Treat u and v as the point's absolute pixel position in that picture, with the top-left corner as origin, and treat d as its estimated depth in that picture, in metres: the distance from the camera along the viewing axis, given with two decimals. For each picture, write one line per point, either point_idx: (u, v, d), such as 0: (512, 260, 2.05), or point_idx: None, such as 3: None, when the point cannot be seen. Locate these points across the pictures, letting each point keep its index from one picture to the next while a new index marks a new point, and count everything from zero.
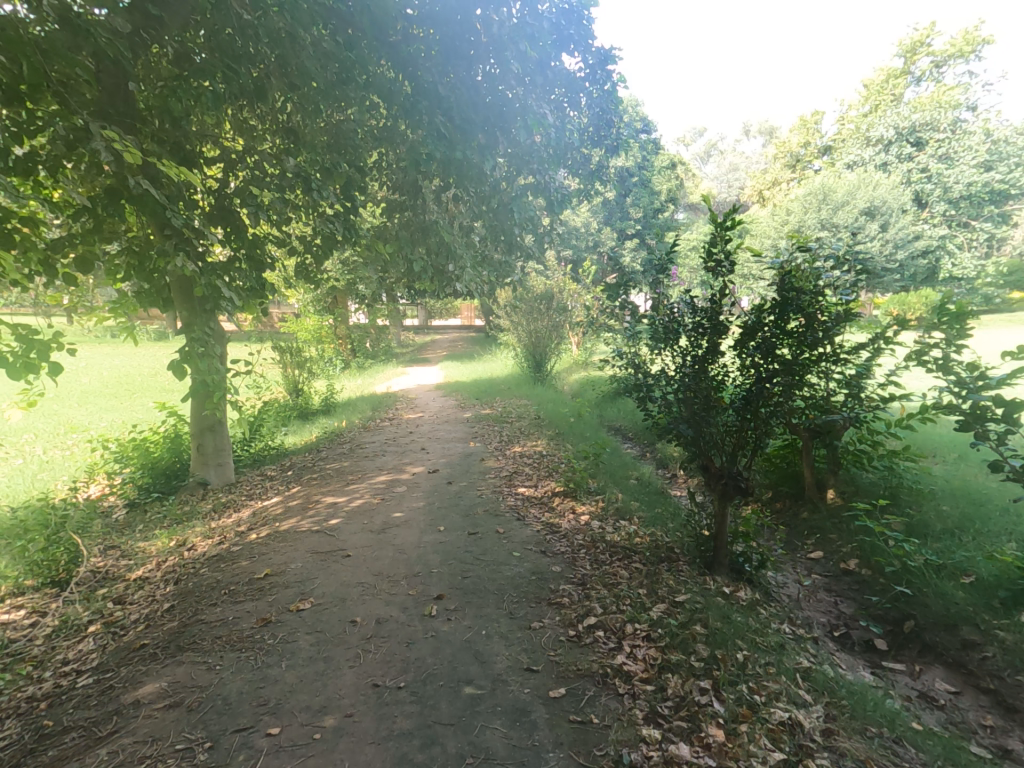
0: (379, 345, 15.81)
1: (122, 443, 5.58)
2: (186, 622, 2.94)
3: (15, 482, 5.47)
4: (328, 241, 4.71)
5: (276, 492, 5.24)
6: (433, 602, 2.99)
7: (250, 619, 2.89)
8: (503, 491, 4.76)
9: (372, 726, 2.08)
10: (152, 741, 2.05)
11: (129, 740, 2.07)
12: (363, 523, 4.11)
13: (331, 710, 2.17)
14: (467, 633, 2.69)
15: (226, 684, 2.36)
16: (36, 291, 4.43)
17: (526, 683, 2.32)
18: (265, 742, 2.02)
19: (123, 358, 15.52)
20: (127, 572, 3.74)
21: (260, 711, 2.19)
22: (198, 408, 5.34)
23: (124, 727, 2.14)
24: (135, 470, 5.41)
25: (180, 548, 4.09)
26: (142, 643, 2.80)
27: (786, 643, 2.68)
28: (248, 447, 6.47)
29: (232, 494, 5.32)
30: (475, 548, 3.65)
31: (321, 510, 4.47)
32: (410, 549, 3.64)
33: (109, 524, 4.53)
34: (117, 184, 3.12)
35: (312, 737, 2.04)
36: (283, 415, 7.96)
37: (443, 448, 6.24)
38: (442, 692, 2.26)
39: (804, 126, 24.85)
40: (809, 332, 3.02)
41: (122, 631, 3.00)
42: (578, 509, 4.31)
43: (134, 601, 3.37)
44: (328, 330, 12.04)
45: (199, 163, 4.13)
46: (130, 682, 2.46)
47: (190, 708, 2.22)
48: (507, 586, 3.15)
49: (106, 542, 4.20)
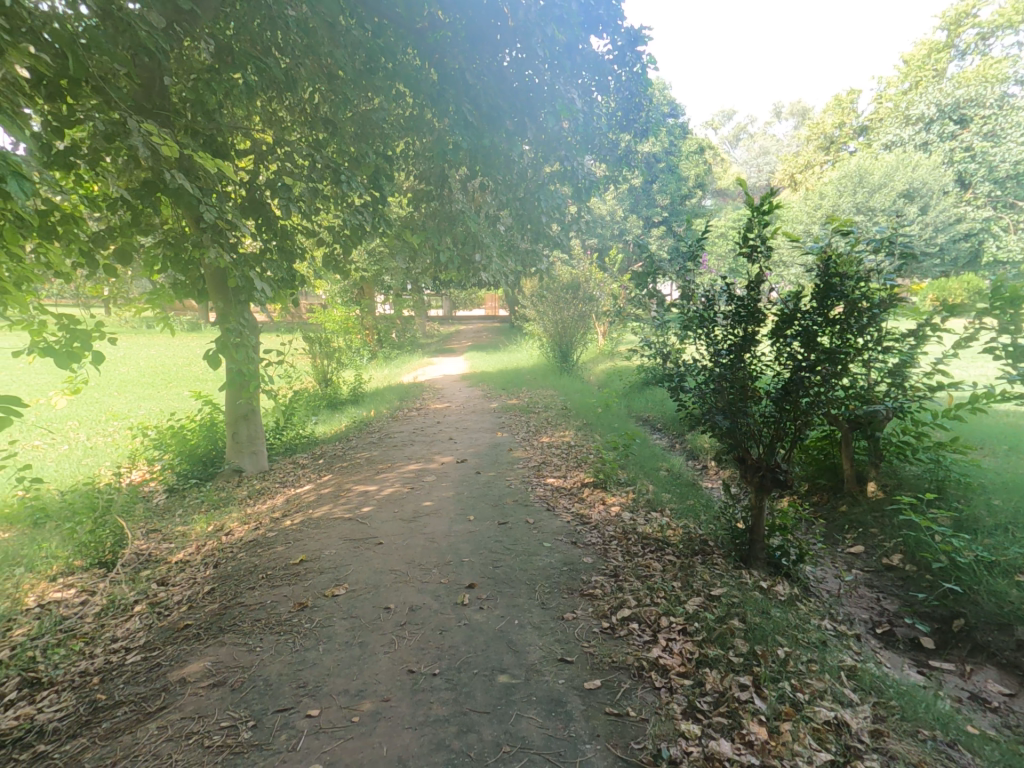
0: (405, 335, 15.96)
1: (161, 431, 5.74)
2: (226, 604, 3.03)
3: (63, 468, 5.69)
4: (358, 231, 4.74)
5: (308, 480, 5.34)
6: (465, 591, 3.01)
7: (287, 603, 2.96)
8: (532, 481, 4.75)
9: (408, 711, 2.10)
10: (198, 718, 2.11)
11: (177, 716, 2.13)
12: (394, 511, 4.17)
13: (368, 695, 2.20)
14: (500, 622, 2.70)
15: (266, 666, 2.42)
16: (79, 283, 4.58)
17: (560, 674, 2.31)
18: (305, 722, 2.06)
19: (161, 349, 16.07)
20: (169, 555, 3.86)
21: (300, 693, 2.24)
22: (233, 396, 5.45)
23: (172, 703, 2.22)
24: (175, 456, 5.57)
25: (219, 533, 4.21)
26: (186, 623, 2.89)
27: (828, 640, 2.61)
28: (280, 435, 6.60)
29: (266, 481, 5.45)
30: (505, 537, 3.67)
31: (352, 498, 4.53)
32: (440, 538, 3.66)
33: (150, 509, 4.69)
34: (154, 177, 3.18)
35: (351, 720, 2.07)
36: (313, 404, 8.10)
37: (471, 438, 6.26)
38: (476, 680, 2.27)
39: (840, 106, 23.77)
40: (853, 321, 2.89)
41: (166, 612, 3.10)
42: (608, 500, 4.28)
43: (177, 583, 3.48)
44: (355, 322, 12.20)
45: (232, 154, 4.18)
46: (177, 660, 2.55)
47: (233, 687, 2.27)
48: (538, 577, 3.14)
49: (149, 526, 4.34)
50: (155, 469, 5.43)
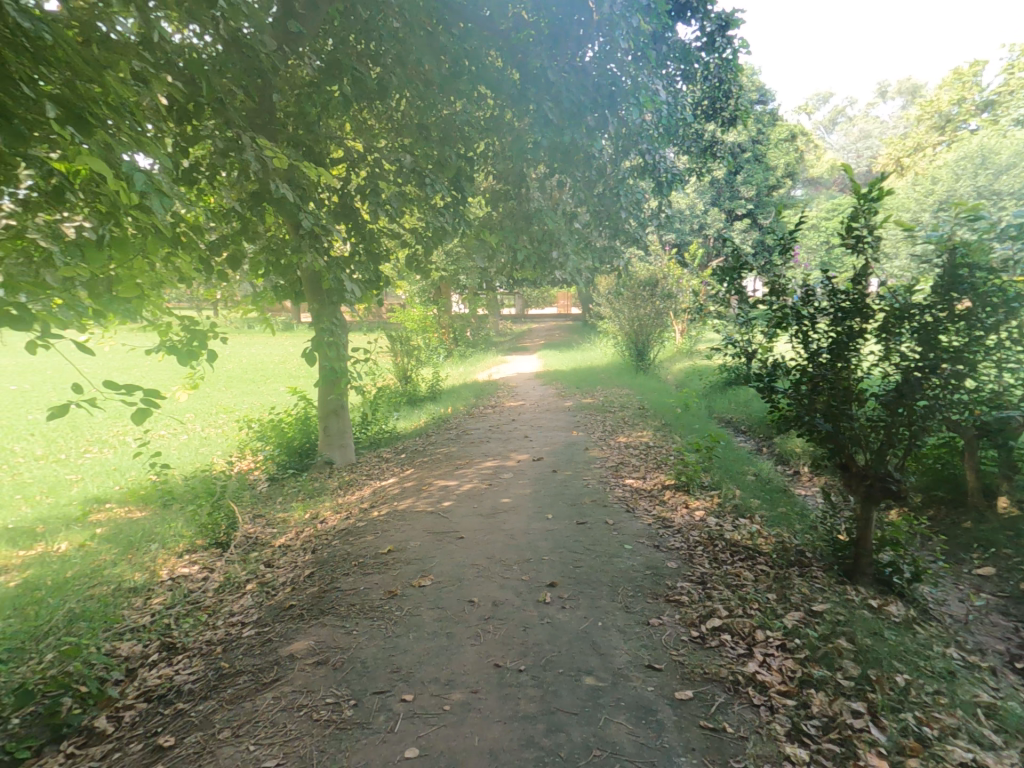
0: (479, 333, 16.26)
1: (263, 423, 6.22)
2: (324, 588, 3.23)
3: (182, 455, 6.34)
4: (440, 233, 4.87)
5: (391, 473, 5.58)
6: (546, 589, 3.02)
7: (379, 590, 3.10)
8: (609, 482, 4.66)
9: (497, 705, 2.13)
10: (306, 693, 2.26)
11: (288, 689, 2.30)
12: (474, 507, 4.25)
13: (457, 685, 2.26)
14: (583, 623, 2.67)
15: (363, 648, 2.55)
16: (197, 288, 5.06)
17: (649, 681, 2.25)
18: (401, 706, 2.15)
19: (263, 346, 17.57)
20: (272, 538, 4.18)
21: (394, 677, 2.33)
22: (325, 392, 5.80)
23: (283, 677, 2.40)
24: (274, 448, 6.02)
25: (314, 520, 4.50)
26: (290, 603, 3.12)
27: (955, 671, 2.35)
28: (365, 429, 6.96)
29: (354, 473, 5.76)
30: (585, 537, 3.63)
31: (433, 492, 4.68)
32: (520, 535, 3.69)
33: (254, 495, 5.10)
34: (261, 188, 3.45)
35: (443, 708, 2.13)
36: (395, 401, 8.47)
37: (547, 436, 6.27)
38: (562, 679, 2.27)
39: (959, 79, 21.28)
40: (984, 317, 2.60)
41: (273, 591, 3.37)
42: (691, 504, 4.12)
43: (280, 565, 3.77)
44: (433, 321, 12.61)
45: (327, 164, 4.44)
46: (285, 637, 2.75)
47: (334, 666, 2.42)
48: (620, 579, 3.08)
49: (254, 510, 4.72)
50: (258, 459, 5.91)
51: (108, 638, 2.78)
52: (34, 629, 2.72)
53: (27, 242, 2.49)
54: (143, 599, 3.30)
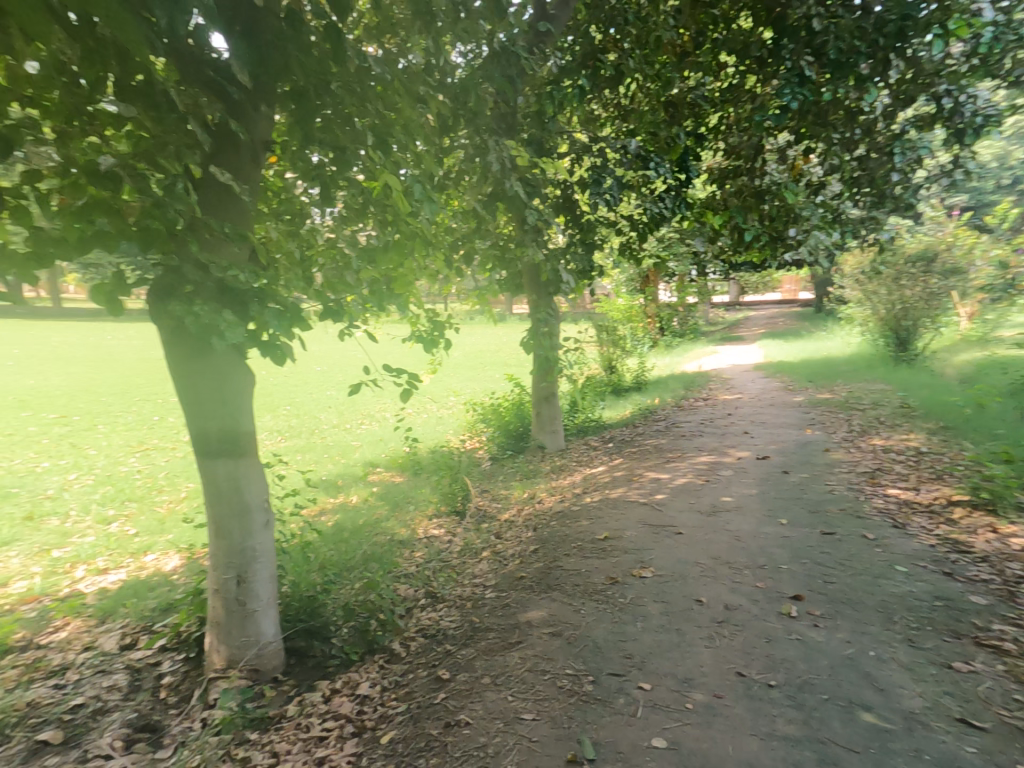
0: (686, 324, 15.46)
1: (485, 406, 6.85)
2: (549, 564, 3.48)
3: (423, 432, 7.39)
4: (659, 218, 4.74)
5: (600, 461, 5.65)
6: (793, 600, 2.70)
7: (600, 574, 3.18)
8: (865, 489, 3.95)
9: (748, 718, 2.02)
10: (548, 661, 2.54)
11: (533, 654, 2.62)
12: (691, 501, 4.04)
13: (697, 686, 2.21)
14: (851, 650, 2.32)
15: (593, 628, 2.69)
16: None
17: (964, 741, 1.83)
18: (640, 693, 2.23)
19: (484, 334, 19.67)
20: (497, 514, 4.65)
21: (628, 662, 2.41)
22: (539, 379, 6.12)
23: (526, 642, 2.74)
24: (495, 430, 6.61)
25: (531, 500, 4.86)
26: (521, 576, 3.45)
27: None
28: (574, 418, 7.18)
29: (564, 460, 6.00)
30: (837, 549, 3.16)
31: (645, 482, 4.58)
32: (748, 537, 3.39)
33: (479, 473, 5.68)
34: (495, 189, 3.90)
35: (683, 705, 2.13)
36: (601, 391, 8.54)
37: (774, 432, 5.61)
38: (832, 709, 2.01)
39: None
40: None
41: (504, 563, 3.79)
42: (1000, 529, 3.23)
43: (507, 540, 4.20)
44: (642, 310, 12.34)
45: (551, 161, 4.67)
46: (520, 606, 3.09)
47: (568, 641, 2.63)
48: (894, 605, 2.60)
49: (480, 487, 5.29)
50: (482, 439, 6.56)
51: (394, 578, 3.78)
52: (347, 561, 3.86)
53: (326, 251, 3.21)
54: (409, 551, 4.23)
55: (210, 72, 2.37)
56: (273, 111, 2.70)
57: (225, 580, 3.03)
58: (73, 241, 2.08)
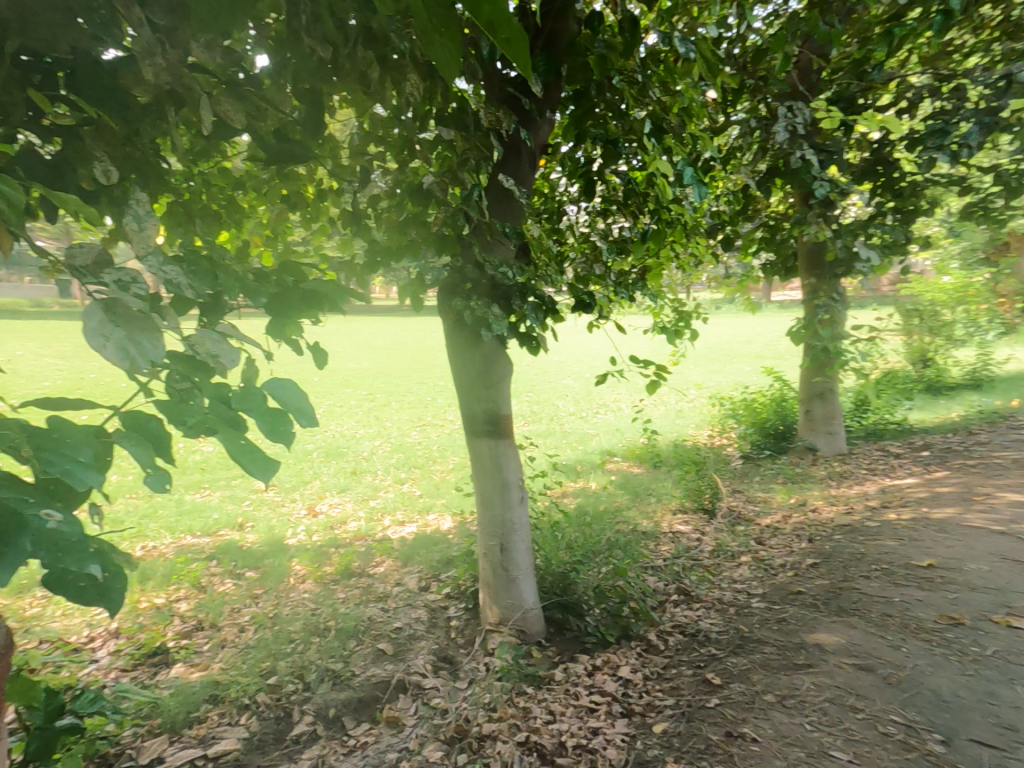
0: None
1: (769, 396, 11.50)
2: (824, 588, 6.05)
3: (727, 399, 12.09)
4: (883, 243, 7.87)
5: (858, 495, 8.56)
6: (878, 673, 4.58)
7: (902, 609, 5.39)
8: None
9: (794, 742, 4.06)
10: (728, 708, 4.52)
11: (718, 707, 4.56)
12: (931, 590, 5.65)
13: (803, 733, 4.13)
14: (949, 704, 4.20)
15: (805, 699, 4.44)
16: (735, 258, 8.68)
17: None
18: (709, 736, 4.30)
19: None
20: (753, 535, 7.74)
21: (826, 735, 4.08)
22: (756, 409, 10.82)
23: (718, 670, 5.03)
24: (751, 427, 11.04)
25: (792, 516, 8.23)
26: (790, 593, 6.10)
27: None
28: (869, 421, 11.49)
29: (819, 469, 9.78)
30: (972, 684, 4.34)
31: (863, 545, 6.84)
32: (932, 602, 5.44)
33: (709, 484, 8.81)
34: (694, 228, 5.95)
35: (751, 747, 4.10)
36: (908, 395, 12.51)
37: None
38: (893, 741, 3.94)
39: None
40: None
41: (772, 574, 6.69)
42: None
43: (775, 548, 7.33)
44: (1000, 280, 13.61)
45: (744, 213, 7.83)
46: (792, 624, 5.50)
47: (783, 693, 4.55)
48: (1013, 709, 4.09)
49: (716, 496, 8.65)
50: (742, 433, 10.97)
51: (638, 567, 6.57)
52: (591, 543, 6.56)
53: (598, 255, 5.14)
54: (659, 541, 7.44)
55: (509, 92, 4.11)
56: (550, 118, 4.73)
57: (489, 544, 5.45)
58: (396, 245, 3.99)
